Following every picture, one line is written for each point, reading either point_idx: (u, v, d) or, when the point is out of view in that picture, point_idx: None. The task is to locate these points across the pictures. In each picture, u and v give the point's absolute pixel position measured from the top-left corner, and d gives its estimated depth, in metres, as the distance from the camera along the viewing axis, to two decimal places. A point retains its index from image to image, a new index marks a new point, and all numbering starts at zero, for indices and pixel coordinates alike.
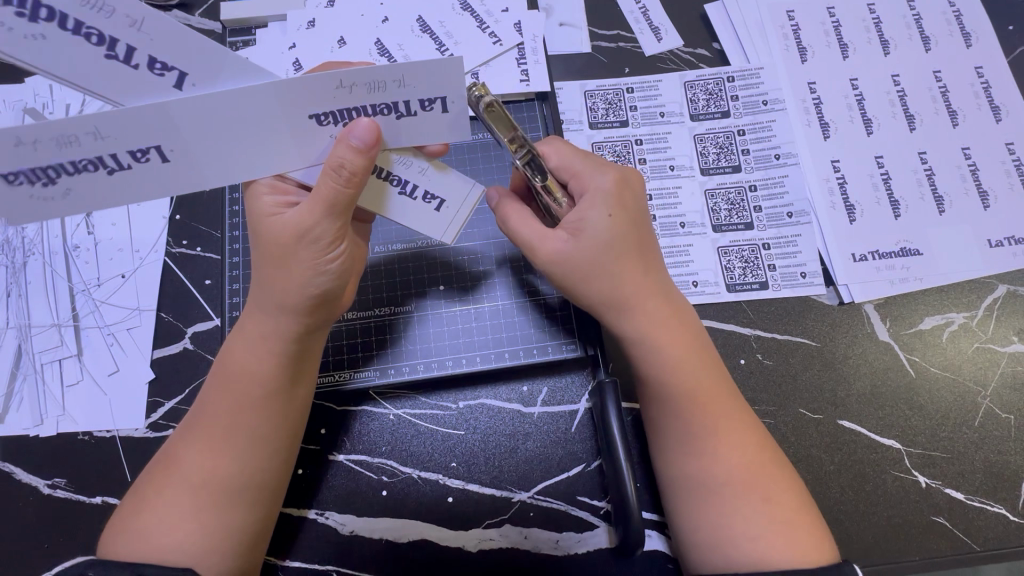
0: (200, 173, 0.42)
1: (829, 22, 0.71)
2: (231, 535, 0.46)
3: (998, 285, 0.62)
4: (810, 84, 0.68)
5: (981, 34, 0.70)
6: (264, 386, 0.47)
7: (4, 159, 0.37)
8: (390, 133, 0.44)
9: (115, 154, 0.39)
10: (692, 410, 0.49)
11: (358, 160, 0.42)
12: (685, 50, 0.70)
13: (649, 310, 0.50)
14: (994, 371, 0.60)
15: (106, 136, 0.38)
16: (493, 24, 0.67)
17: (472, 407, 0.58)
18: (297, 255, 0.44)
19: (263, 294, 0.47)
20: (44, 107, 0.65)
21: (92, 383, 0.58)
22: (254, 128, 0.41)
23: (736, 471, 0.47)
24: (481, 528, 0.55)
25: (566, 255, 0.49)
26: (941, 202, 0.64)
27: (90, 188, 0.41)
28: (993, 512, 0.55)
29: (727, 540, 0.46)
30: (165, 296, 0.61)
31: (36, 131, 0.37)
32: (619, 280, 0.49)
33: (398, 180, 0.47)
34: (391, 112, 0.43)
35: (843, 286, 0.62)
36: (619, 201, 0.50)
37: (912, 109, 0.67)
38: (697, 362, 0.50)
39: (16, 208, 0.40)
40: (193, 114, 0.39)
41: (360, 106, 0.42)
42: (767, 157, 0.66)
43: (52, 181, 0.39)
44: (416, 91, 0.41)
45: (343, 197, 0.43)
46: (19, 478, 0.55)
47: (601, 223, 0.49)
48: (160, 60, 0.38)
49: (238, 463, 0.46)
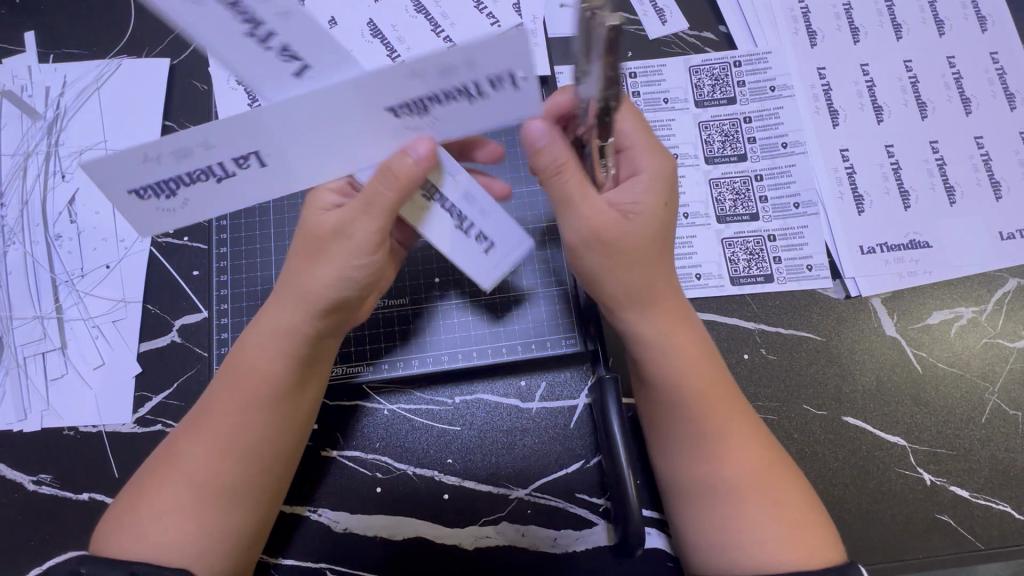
0: (294, 174, 0.42)
1: (840, 5, 0.68)
2: (231, 535, 0.45)
3: (1009, 278, 0.61)
4: (820, 70, 0.66)
5: (997, 18, 0.68)
6: (272, 383, 0.46)
7: (136, 173, 0.40)
8: (463, 121, 0.40)
9: (221, 161, 0.40)
10: (709, 409, 0.47)
11: (411, 172, 0.41)
12: (689, 34, 0.68)
13: (676, 304, 0.49)
14: (1003, 367, 0.58)
15: (213, 144, 0.39)
16: (491, 4, 0.65)
17: (469, 402, 0.57)
18: (328, 252, 0.44)
19: (288, 288, 0.46)
20: (23, 89, 0.62)
21: (78, 377, 0.56)
22: (336, 128, 0.40)
23: (749, 473, 0.46)
24: (477, 526, 0.54)
25: (622, 235, 0.45)
26: (953, 192, 0.62)
27: (203, 197, 0.42)
28: (998, 510, 0.55)
29: (733, 543, 0.45)
30: (152, 288, 0.59)
31: (157, 147, 0.39)
32: (661, 268, 0.48)
33: (456, 212, 0.46)
34: (462, 98, 0.39)
35: (850, 280, 0.60)
36: (666, 192, 0.48)
37: (924, 96, 0.65)
38: (711, 363, 0.49)
39: (142, 220, 0.42)
40: (282, 117, 0.39)
41: (430, 94, 0.38)
42: (774, 145, 0.64)
43: (172, 194, 0.41)
44: (485, 69, 0.37)
45: (385, 204, 0.42)
46: (3, 474, 0.54)
47: (655, 212, 0.47)
48: (292, 48, 0.38)
49: (239, 464, 0.45)
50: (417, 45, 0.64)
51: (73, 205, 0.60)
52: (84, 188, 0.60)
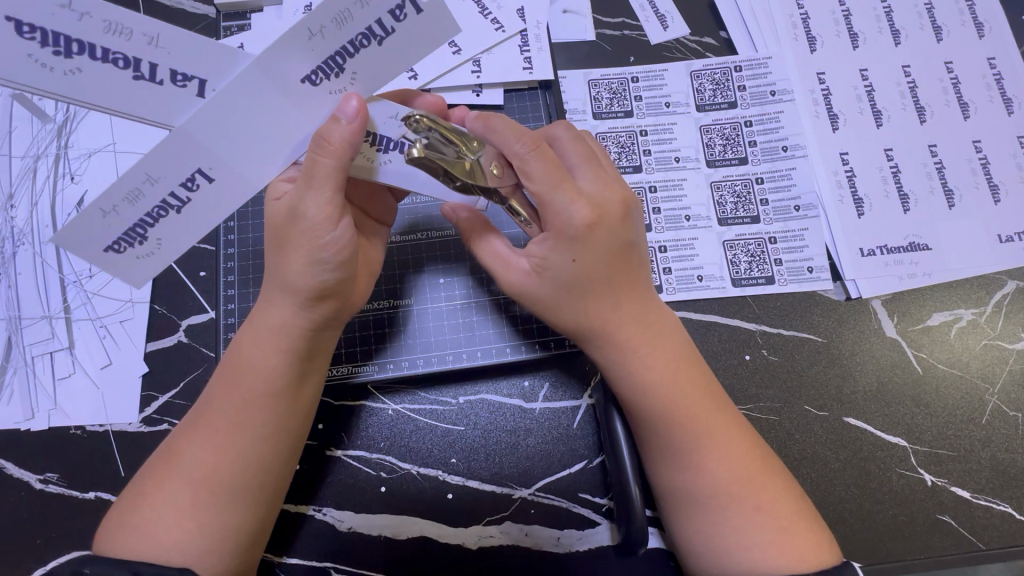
0: (248, 178, 0.43)
1: (839, 11, 0.69)
2: (233, 535, 0.45)
3: (1008, 281, 0.61)
4: (820, 74, 0.67)
5: (994, 25, 0.69)
6: (268, 383, 0.46)
7: (100, 231, 0.41)
8: (385, 66, 0.42)
9: (174, 191, 0.41)
10: (668, 435, 0.47)
11: (343, 133, 0.41)
12: (691, 39, 0.69)
13: (621, 339, 0.48)
14: (1003, 369, 0.59)
15: (158, 175, 0.40)
16: (495, 10, 0.66)
17: (473, 402, 0.57)
18: (294, 237, 0.44)
19: (273, 279, 0.46)
20: None
21: (84, 376, 0.56)
22: (263, 120, 0.41)
23: (724, 486, 0.46)
24: (481, 525, 0.54)
25: (528, 288, 0.49)
26: (952, 196, 0.63)
27: (175, 233, 0.43)
28: (999, 511, 0.55)
29: (717, 550, 0.46)
30: (159, 288, 0.59)
31: (109, 197, 0.40)
32: (583, 314, 0.48)
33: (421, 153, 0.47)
34: (370, 41, 0.40)
35: (850, 282, 0.61)
36: (586, 240, 0.45)
37: (923, 100, 0.66)
38: (681, 383, 0.48)
39: (126, 272, 0.43)
40: (205, 124, 0.40)
41: (341, 47, 0.40)
42: (774, 149, 0.64)
43: (144, 238, 0.42)
44: (382, 2, 0.38)
45: (331, 173, 0.42)
46: (10, 472, 0.54)
47: (563, 266, 0.46)
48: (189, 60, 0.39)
49: (240, 462, 0.45)
50: None
51: (81, 207, 0.60)
52: (92, 190, 0.60)
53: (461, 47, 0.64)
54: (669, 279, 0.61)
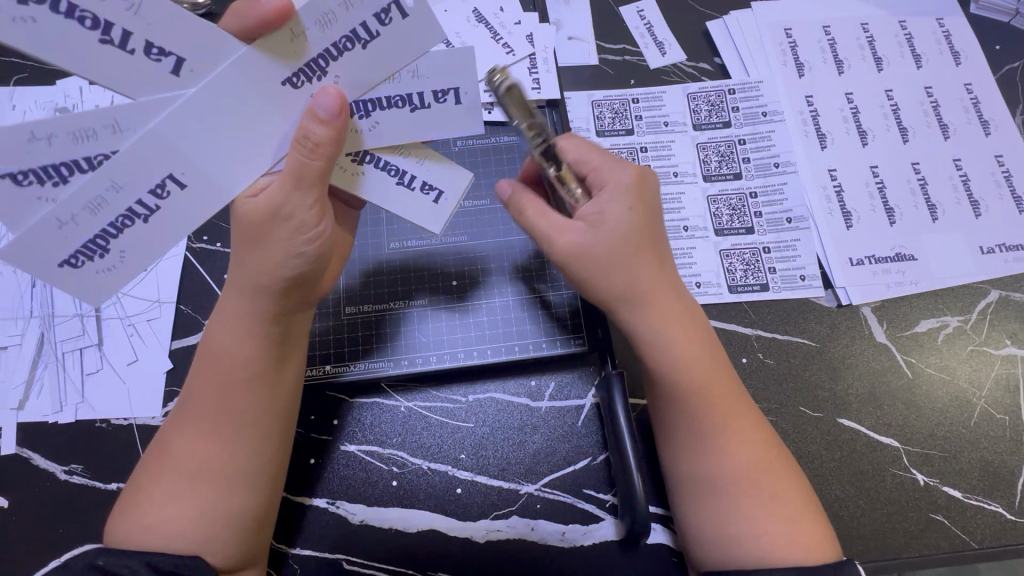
0: (219, 182, 0.43)
1: (825, 40, 0.74)
2: (235, 519, 0.47)
3: (991, 290, 0.64)
4: (808, 97, 0.71)
5: (970, 54, 0.74)
6: (251, 367, 0.48)
7: (57, 244, 0.41)
8: (368, 70, 0.44)
9: (140, 199, 0.41)
10: (704, 408, 0.50)
11: (323, 130, 0.42)
12: (688, 64, 0.74)
13: (664, 305, 0.51)
14: (989, 373, 0.62)
15: (122, 181, 0.40)
16: (506, 35, 0.71)
17: (482, 400, 0.60)
18: (275, 235, 0.45)
19: (241, 275, 0.47)
20: (74, 107, 0.68)
21: (111, 372, 0.59)
22: (236, 125, 0.42)
23: (745, 469, 0.48)
24: (488, 520, 0.56)
25: (584, 247, 0.50)
26: (935, 210, 0.67)
27: (139, 242, 0.43)
28: (990, 510, 0.57)
29: (734, 537, 0.47)
30: (185, 290, 0.63)
31: (69, 207, 0.40)
32: (636, 272, 0.50)
33: (394, 169, 0.49)
34: (355, 43, 0.42)
35: (840, 289, 0.64)
36: (639, 199, 0.51)
37: (905, 122, 0.70)
38: (708, 359, 0.51)
39: (81, 290, 0.43)
40: (175, 125, 0.40)
41: (325, 49, 0.42)
42: (767, 165, 0.69)
43: (105, 249, 0.42)
44: (367, 7, 0.41)
45: (317, 172, 0.43)
46: (36, 463, 0.56)
47: (622, 218, 0.50)
48: (156, 45, 0.39)
49: (234, 445, 0.48)
50: None
51: None
52: None
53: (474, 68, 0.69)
54: None
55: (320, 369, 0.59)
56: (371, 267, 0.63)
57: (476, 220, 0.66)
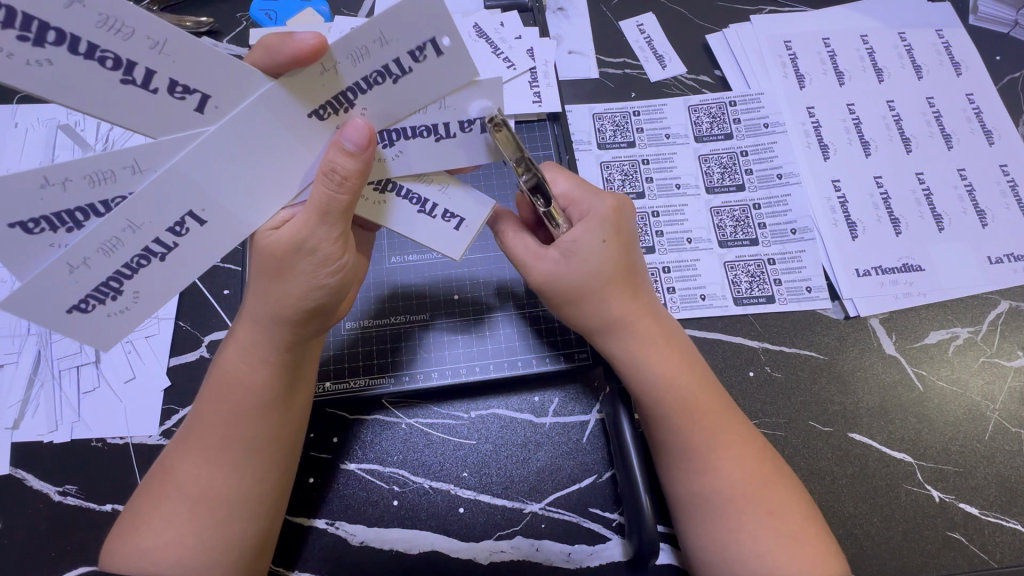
0: (239, 218, 0.42)
1: (825, 52, 0.74)
2: (234, 547, 0.46)
3: (1001, 301, 0.63)
4: (809, 109, 0.71)
5: (971, 65, 0.74)
6: (259, 395, 0.47)
7: (67, 288, 0.39)
8: (395, 103, 0.42)
9: (157, 238, 0.40)
10: (689, 428, 0.49)
11: (349, 163, 0.41)
12: (688, 77, 0.74)
13: (640, 331, 0.51)
14: (1002, 385, 0.60)
15: (139, 221, 0.39)
16: (507, 50, 0.71)
17: (484, 416, 0.59)
18: (297, 265, 0.43)
19: (257, 304, 0.46)
20: (77, 124, 0.68)
21: (109, 390, 0.58)
22: (258, 158, 0.41)
23: (739, 488, 0.47)
24: (492, 540, 0.54)
25: (559, 277, 0.50)
26: (941, 220, 0.66)
27: (153, 282, 0.42)
28: (1008, 527, 0.55)
29: (735, 559, 0.46)
30: (185, 306, 0.62)
31: (82, 251, 0.38)
32: (609, 299, 0.50)
33: (416, 197, 0.48)
34: (385, 79, 0.41)
35: (848, 301, 0.63)
36: (612, 226, 0.51)
37: (908, 132, 0.70)
38: (689, 379, 0.51)
39: (93, 333, 0.42)
40: (197, 160, 0.39)
41: (353, 83, 0.41)
42: (770, 176, 0.68)
43: (118, 290, 0.41)
44: (403, 43, 0.39)
45: (342, 206, 0.42)
46: (30, 484, 0.55)
47: (594, 248, 0.49)
48: (180, 82, 0.37)
49: (236, 473, 0.46)
50: None
51: None
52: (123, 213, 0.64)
53: None
54: (673, 298, 0.63)
55: (322, 385, 0.58)
56: (372, 281, 0.63)
57: (479, 233, 0.65)
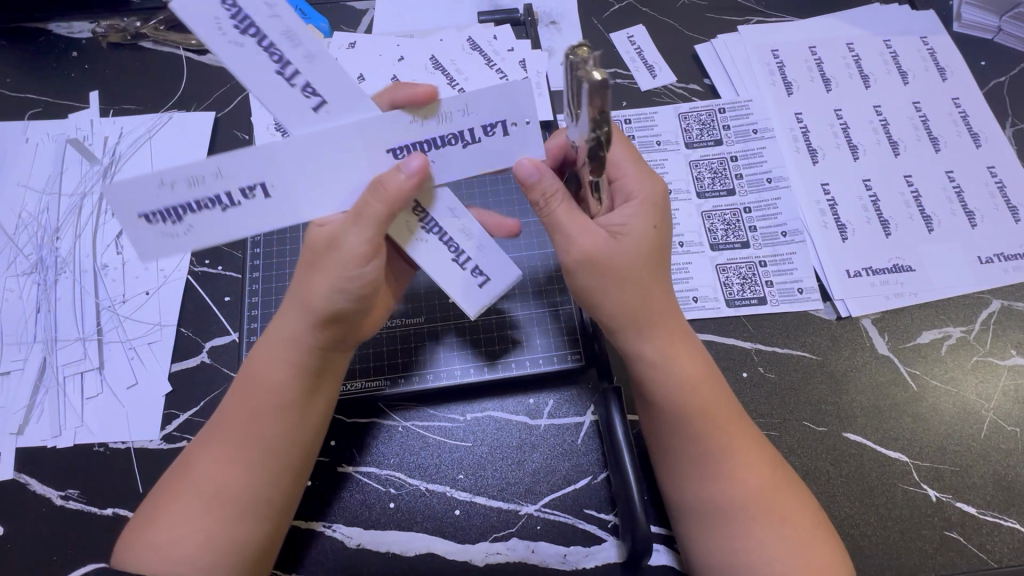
0: (299, 209, 0.45)
1: (812, 60, 0.76)
2: (242, 548, 0.46)
3: (993, 300, 0.64)
4: (797, 115, 0.73)
5: (956, 70, 0.75)
6: (283, 397, 0.48)
7: (145, 198, 0.42)
8: (456, 163, 0.46)
9: (230, 191, 0.43)
10: (710, 431, 0.49)
11: (398, 182, 0.43)
12: (678, 86, 0.76)
13: (672, 325, 0.51)
14: (996, 384, 0.60)
15: (225, 173, 0.42)
16: (500, 61, 0.73)
17: (479, 418, 0.59)
18: (327, 264, 0.46)
19: (294, 303, 0.48)
20: (85, 138, 0.70)
21: (112, 396, 0.59)
22: (339, 168, 0.45)
23: (756, 493, 0.48)
24: (487, 542, 0.55)
25: (606, 255, 0.47)
26: (930, 221, 0.67)
27: (206, 228, 0.44)
28: (1006, 526, 0.55)
29: (744, 563, 0.46)
30: (187, 313, 0.63)
31: (173, 173, 0.42)
32: (651, 289, 0.49)
33: (454, 247, 0.48)
34: (457, 142, 0.45)
35: (839, 301, 0.64)
36: (662, 215, 0.50)
37: (895, 136, 0.71)
38: (711, 378, 0.51)
39: (138, 244, 0.44)
40: (291, 149, 0.43)
41: (428, 139, 0.44)
42: (760, 180, 0.69)
43: (178, 220, 0.43)
44: (482, 117, 0.44)
45: (378, 217, 0.44)
46: (34, 489, 0.56)
47: (645, 233, 0.49)
48: (312, 85, 0.42)
49: (256, 473, 0.47)
50: None
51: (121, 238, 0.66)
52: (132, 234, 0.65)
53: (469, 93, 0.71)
54: None
55: None
56: None
57: None
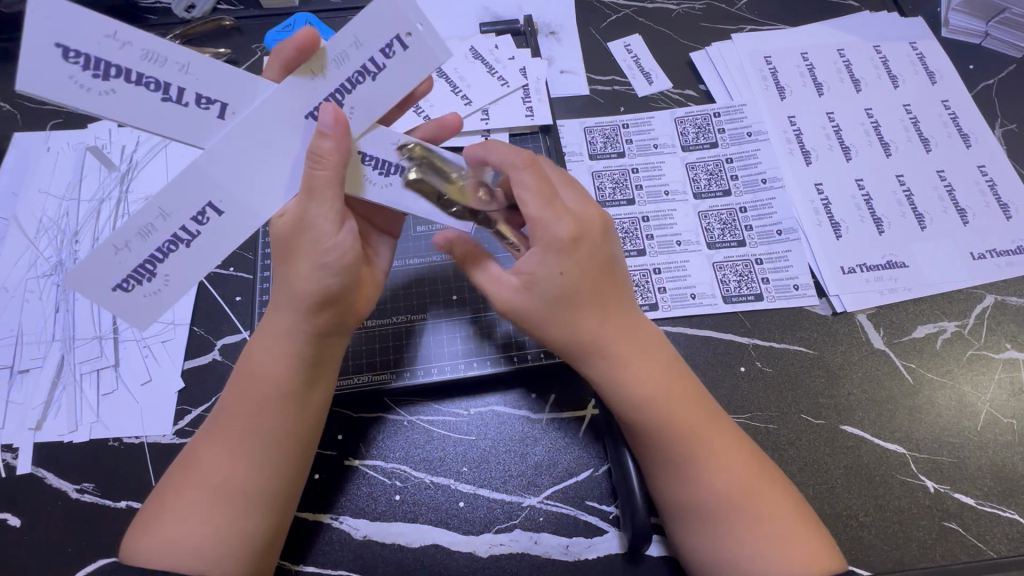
0: (250, 210, 0.47)
1: (803, 65, 0.78)
2: (245, 540, 0.48)
3: (986, 295, 0.65)
4: (790, 117, 0.75)
5: (945, 73, 0.77)
6: (280, 388, 0.50)
7: (114, 269, 0.45)
8: (381, 100, 0.48)
9: (183, 226, 0.46)
10: (672, 447, 0.49)
11: (326, 143, 0.45)
12: (674, 91, 0.78)
13: (616, 353, 0.50)
14: (992, 377, 0.61)
15: (169, 210, 0.45)
16: (501, 69, 0.76)
17: (481, 412, 0.61)
18: (301, 247, 0.47)
19: (282, 293, 0.49)
20: (103, 146, 0.73)
21: (126, 392, 0.61)
22: (271, 154, 0.46)
23: (728, 497, 0.48)
24: (491, 534, 0.56)
25: (520, 305, 0.50)
26: (922, 219, 0.68)
27: (181, 267, 0.47)
28: (1006, 518, 0.55)
29: (721, 561, 0.48)
30: (199, 312, 0.65)
31: (126, 234, 0.45)
32: (576, 327, 0.49)
33: (419, 173, 0.51)
34: (365, 78, 0.47)
35: (835, 297, 0.65)
36: (572, 255, 0.48)
37: (886, 137, 0.73)
38: (666, 402, 0.50)
39: (131, 314, 0.47)
40: (218, 156, 0.45)
41: (338, 86, 0.46)
42: (755, 181, 0.71)
43: (153, 274, 0.46)
44: (374, 44, 0.46)
45: (328, 185, 0.46)
46: (50, 483, 0.57)
47: (551, 279, 0.48)
48: (204, 95, 0.44)
49: (256, 464, 0.49)
50: (438, 104, 0.73)
51: None
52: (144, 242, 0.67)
53: (472, 99, 0.74)
54: (664, 297, 0.66)
55: None
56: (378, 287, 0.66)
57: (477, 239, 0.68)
